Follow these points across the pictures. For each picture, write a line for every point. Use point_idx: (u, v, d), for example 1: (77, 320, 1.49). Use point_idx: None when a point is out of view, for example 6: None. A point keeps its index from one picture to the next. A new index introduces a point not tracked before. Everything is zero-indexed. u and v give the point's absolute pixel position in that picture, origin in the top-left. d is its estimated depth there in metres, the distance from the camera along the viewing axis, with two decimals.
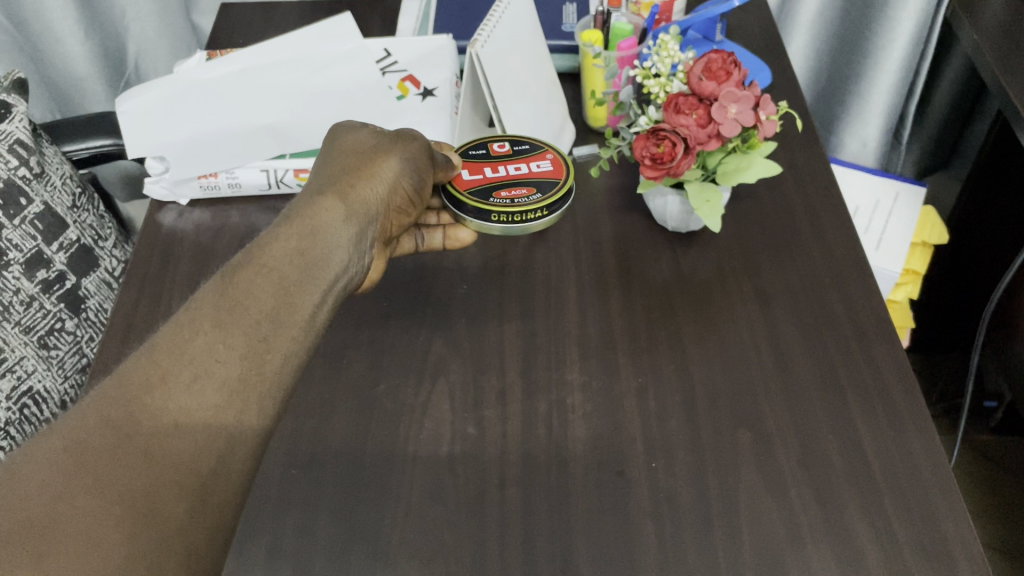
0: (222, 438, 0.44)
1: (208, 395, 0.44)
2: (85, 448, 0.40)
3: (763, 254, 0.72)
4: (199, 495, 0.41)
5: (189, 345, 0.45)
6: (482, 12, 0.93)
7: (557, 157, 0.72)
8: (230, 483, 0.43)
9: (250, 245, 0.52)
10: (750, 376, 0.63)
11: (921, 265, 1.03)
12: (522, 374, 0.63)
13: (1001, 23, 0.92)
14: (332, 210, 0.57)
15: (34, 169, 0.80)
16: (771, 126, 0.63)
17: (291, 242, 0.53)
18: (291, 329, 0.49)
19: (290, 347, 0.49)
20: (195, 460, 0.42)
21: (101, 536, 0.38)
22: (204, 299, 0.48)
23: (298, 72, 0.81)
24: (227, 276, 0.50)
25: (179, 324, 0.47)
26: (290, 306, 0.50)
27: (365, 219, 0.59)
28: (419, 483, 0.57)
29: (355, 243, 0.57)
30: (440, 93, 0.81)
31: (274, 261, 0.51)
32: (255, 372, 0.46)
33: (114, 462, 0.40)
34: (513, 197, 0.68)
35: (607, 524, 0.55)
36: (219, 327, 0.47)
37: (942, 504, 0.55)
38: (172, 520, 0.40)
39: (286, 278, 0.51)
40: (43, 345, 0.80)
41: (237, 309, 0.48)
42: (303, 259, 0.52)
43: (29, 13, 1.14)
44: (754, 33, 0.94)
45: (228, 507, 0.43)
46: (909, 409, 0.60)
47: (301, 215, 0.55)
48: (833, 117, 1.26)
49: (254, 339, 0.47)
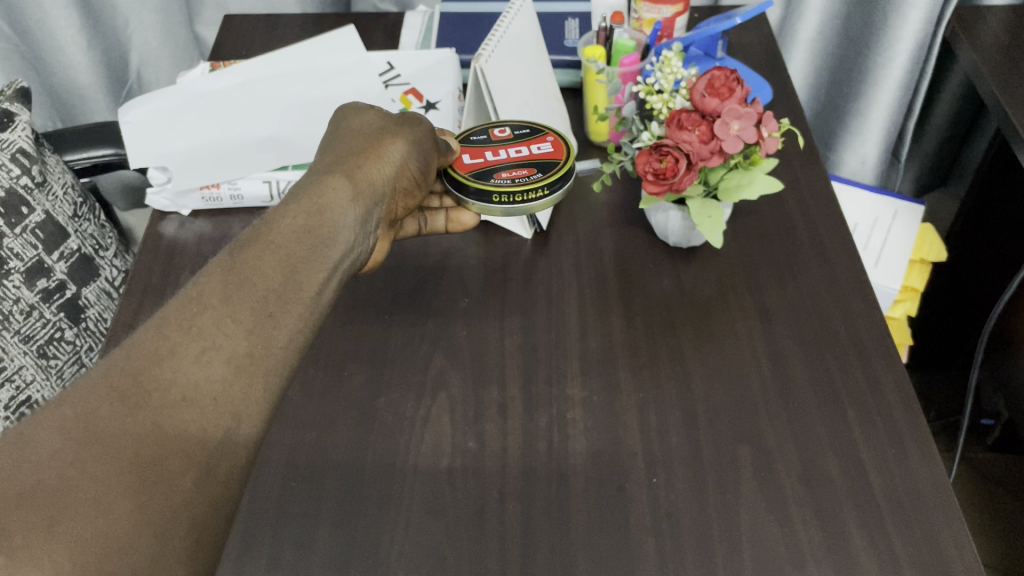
0: (228, 413, 0.43)
1: (215, 368, 0.44)
2: (95, 417, 0.40)
3: (763, 270, 0.72)
4: (207, 467, 0.42)
5: (197, 319, 0.45)
6: (485, 26, 0.93)
7: (558, 140, 0.72)
8: (236, 456, 0.43)
9: (257, 222, 0.52)
10: (751, 392, 0.63)
11: (920, 282, 1.03)
12: (522, 388, 0.63)
13: (1001, 45, 0.93)
14: (339, 189, 0.57)
15: (36, 179, 0.80)
16: (772, 143, 0.64)
17: (298, 221, 0.53)
18: (297, 307, 0.49)
19: (296, 324, 0.49)
20: (203, 432, 0.42)
21: (111, 503, 0.38)
22: (212, 273, 0.48)
23: (301, 84, 0.81)
24: (235, 251, 0.50)
25: (188, 297, 0.46)
26: (296, 284, 0.50)
27: (370, 200, 0.58)
28: (418, 497, 0.57)
29: (360, 224, 0.57)
30: (442, 107, 0.81)
31: (282, 238, 0.51)
32: (261, 348, 0.46)
33: (124, 431, 0.40)
34: (514, 178, 0.67)
35: (607, 538, 0.54)
36: (227, 302, 0.47)
37: (943, 522, 0.55)
38: (179, 490, 0.40)
39: (292, 255, 0.51)
40: (42, 355, 0.81)
41: (244, 286, 0.48)
42: (310, 237, 0.52)
43: (32, 22, 1.15)
44: (754, 50, 0.95)
45: (233, 480, 0.43)
46: (909, 426, 0.60)
47: (308, 195, 0.55)
48: (831, 131, 1.27)
49: (261, 315, 0.47)
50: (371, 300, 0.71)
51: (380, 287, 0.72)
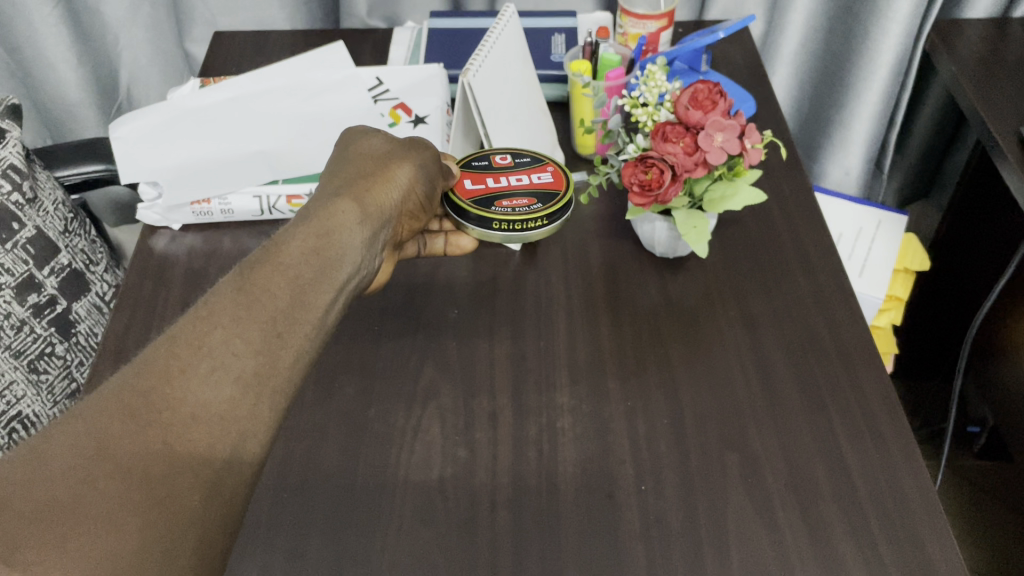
0: (236, 432, 0.44)
1: (224, 388, 0.44)
2: (106, 434, 0.40)
3: (748, 279, 0.73)
4: (214, 484, 0.42)
5: (208, 339, 0.45)
6: (472, 40, 0.95)
7: (558, 169, 0.73)
8: (242, 474, 0.44)
9: (266, 242, 0.53)
10: (737, 400, 0.63)
11: (902, 292, 1.05)
12: (512, 398, 0.64)
13: (979, 57, 0.95)
14: (348, 212, 0.57)
15: (26, 195, 0.80)
16: (755, 154, 0.65)
17: (307, 242, 0.53)
18: (304, 327, 0.49)
19: (302, 345, 0.49)
20: (209, 452, 0.42)
21: (122, 521, 0.39)
22: (223, 292, 0.48)
23: (291, 100, 0.82)
24: (245, 271, 0.50)
25: (199, 315, 0.47)
26: (304, 304, 0.50)
27: (378, 223, 0.59)
28: (409, 508, 0.57)
29: (368, 244, 0.57)
30: (431, 121, 0.81)
31: (291, 260, 0.51)
32: (269, 367, 0.47)
33: (136, 448, 0.41)
34: (514, 207, 0.69)
35: (597, 545, 0.55)
36: (237, 321, 0.47)
37: (928, 526, 0.56)
38: (186, 509, 0.41)
39: (301, 276, 0.51)
40: (33, 369, 0.81)
41: (254, 306, 0.48)
42: (318, 259, 0.53)
43: (22, 39, 1.16)
44: (736, 64, 0.97)
45: (238, 497, 0.43)
46: (893, 431, 0.61)
47: (317, 216, 0.56)
48: (814, 145, 1.28)
49: (270, 335, 0.48)
50: (362, 312, 0.71)
51: (370, 298, 0.73)
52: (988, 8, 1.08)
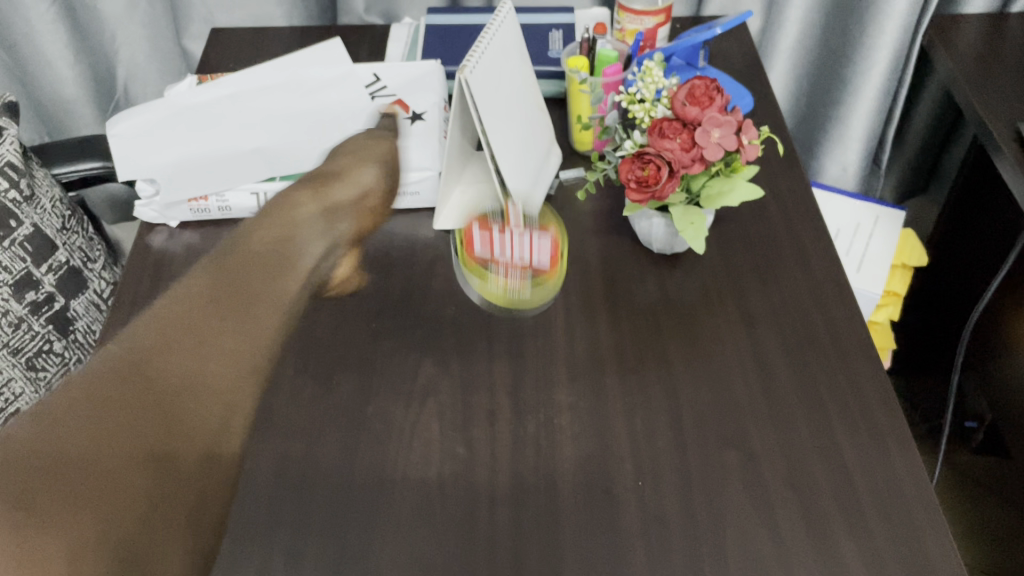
0: (224, 403, 0.46)
1: (210, 362, 0.47)
2: (102, 413, 0.41)
3: (746, 275, 0.73)
4: (209, 450, 0.44)
5: (190, 318, 0.49)
6: (470, 36, 0.95)
7: (558, 240, 0.74)
8: (232, 445, 0.46)
9: (233, 236, 0.58)
10: (735, 396, 0.64)
11: (900, 287, 1.05)
12: (510, 395, 0.64)
13: (977, 53, 0.95)
14: (306, 205, 0.62)
15: (24, 193, 0.80)
16: (752, 150, 0.65)
17: (269, 231, 0.58)
18: (277, 307, 0.53)
19: (277, 323, 0.52)
20: (197, 433, 0.44)
21: (127, 482, 0.40)
22: (196, 279, 0.52)
23: (287, 97, 0.79)
24: (215, 259, 0.54)
25: (176, 299, 0.50)
26: (273, 284, 0.54)
27: (337, 219, 0.63)
28: (408, 505, 0.58)
29: (328, 237, 0.61)
30: (429, 118, 0.80)
31: (256, 245, 0.56)
32: (250, 344, 0.50)
33: (131, 427, 0.41)
34: (507, 290, 0.72)
35: (595, 542, 0.55)
36: (213, 302, 0.50)
37: (926, 521, 0.56)
38: (183, 473, 0.42)
39: (265, 259, 0.55)
40: (31, 367, 0.81)
41: (227, 287, 0.52)
42: (281, 245, 0.57)
43: (19, 37, 1.16)
44: (734, 60, 0.97)
45: (227, 467, 0.45)
46: (891, 426, 0.61)
47: (279, 211, 0.61)
48: (812, 141, 1.28)
49: (245, 313, 0.51)
50: (361, 309, 0.71)
51: (368, 295, 0.73)
52: (986, 3, 1.08)
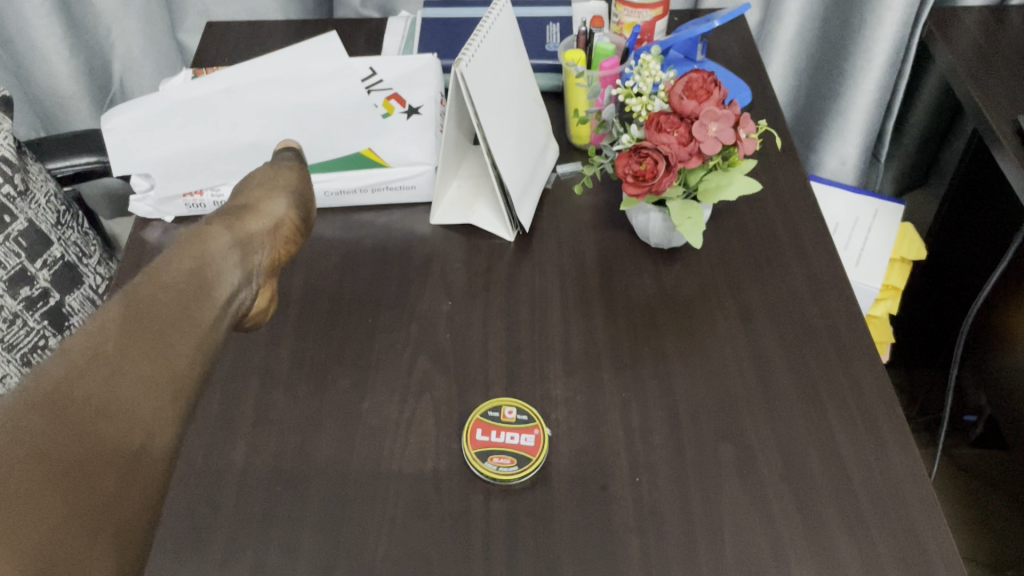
0: (144, 425, 0.46)
1: (130, 384, 0.47)
2: (17, 429, 0.41)
3: (743, 269, 0.73)
4: (128, 472, 0.44)
5: (106, 343, 0.48)
6: (467, 29, 0.94)
7: (541, 440, 0.60)
8: (154, 465, 0.45)
9: (145, 269, 0.55)
10: (732, 390, 0.63)
11: (899, 282, 1.04)
12: (507, 390, 0.64)
13: (976, 45, 0.94)
14: (218, 237, 0.61)
15: (18, 187, 0.80)
16: (750, 144, 0.64)
17: (184, 264, 0.57)
18: (193, 334, 0.52)
19: (195, 350, 0.52)
20: (121, 441, 0.44)
21: (43, 503, 0.39)
22: (111, 305, 0.51)
23: (279, 92, 0.75)
24: (128, 289, 0.53)
25: (92, 326, 0.49)
26: (191, 315, 0.53)
27: (250, 247, 0.63)
28: (403, 501, 0.57)
29: (244, 267, 0.61)
30: (426, 112, 0.78)
31: (171, 278, 0.55)
32: (171, 368, 0.50)
33: (46, 441, 0.41)
34: (494, 446, 0.59)
35: (591, 537, 0.55)
36: (130, 326, 0.50)
37: (923, 516, 0.56)
38: (103, 493, 0.42)
39: (181, 291, 0.54)
40: (26, 362, 0.81)
41: (142, 315, 0.51)
42: (196, 278, 0.56)
43: (13, 31, 1.15)
44: (732, 53, 0.96)
45: (152, 488, 0.45)
46: (888, 421, 0.61)
47: (190, 243, 0.60)
48: (811, 134, 1.28)
49: (164, 339, 0.50)
50: (355, 305, 0.71)
51: (363, 290, 0.72)
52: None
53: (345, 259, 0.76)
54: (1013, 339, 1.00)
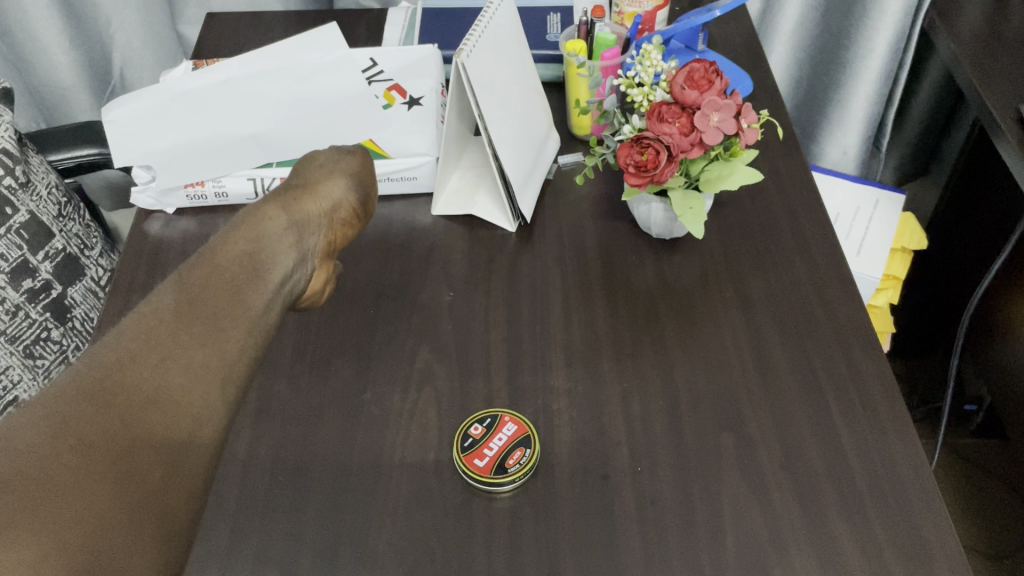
0: (191, 416, 0.47)
1: (174, 376, 0.48)
2: (66, 413, 0.43)
3: (745, 259, 0.73)
4: (173, 465, 0.45)
5: (155, 333, 0.49)
6: (467, 19, 0.94)
7: (518, 421, 0.60)
8: (199, 457, 0.46)
9: (201, 249, 0.56)
10: (733, 381, 0.63)
11: (900, 271, 1.04)
12: (508, 381, 0.64)
13: (977, 34, 0.94)
14: (274, 218, 0.60)
15: (19, 179, 0.80)
16: (752, 134, 0.64)
17: (239, 246, 0.57)
18: (241, 325, 0.53)
19: (244, 339, 0.52)
20: (168, 431, 0.45)
21: (89, 491, 0.41)
22: (164, 292, 0.52)
23: (280, 84, 0.75)
24: (183, 273, 0.54)
25: (143, 314, 0.50)
26: (243, 302, 0.54)
27: (306, 229, 0.61)
28: (405, 491, 0.58)
29: (298, 249, 0.60)
30: (426, 103, 0.78)
31: (224, 262, 0.55)
32: (216, 359, 0.50)
33: (93, 428, 0.43)
34: (497, 461, 0.58)
35: (592, 527, 0.55)
36: (180, 317, 0.51)
37: (922, 505, 0.56)
38: (148, 483, 0.43)
39: (235, 277, 0.55)
40: (29, 354, 0.81)
41: (195, 303, 0.52)
42: (250, 262, 0.56)
43: (13, 22, 1.16)
44: (733, 43, 0.96)
45: (197, 479, 0.46)
46: (888, 410, 0.61)
47: (246, 223, 0.59)
48: (812, 125, 1.28)
49: (212, 329, 0.51)
50: (357, 295, 0.71)
51: (365, 282, 0.73)
52: None
53: (347, 250, 0.76)
54: (1010, 331, 1.01)
